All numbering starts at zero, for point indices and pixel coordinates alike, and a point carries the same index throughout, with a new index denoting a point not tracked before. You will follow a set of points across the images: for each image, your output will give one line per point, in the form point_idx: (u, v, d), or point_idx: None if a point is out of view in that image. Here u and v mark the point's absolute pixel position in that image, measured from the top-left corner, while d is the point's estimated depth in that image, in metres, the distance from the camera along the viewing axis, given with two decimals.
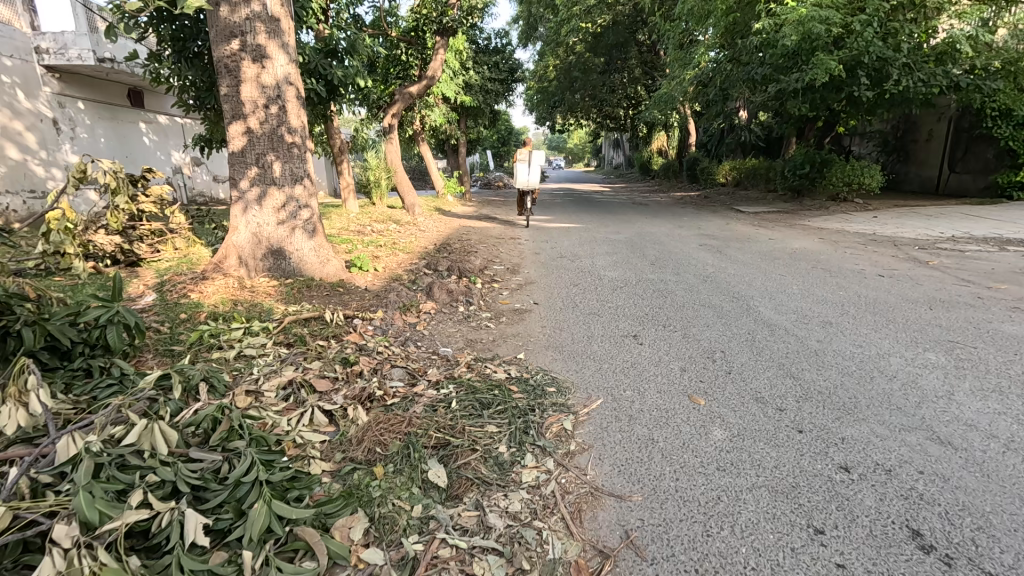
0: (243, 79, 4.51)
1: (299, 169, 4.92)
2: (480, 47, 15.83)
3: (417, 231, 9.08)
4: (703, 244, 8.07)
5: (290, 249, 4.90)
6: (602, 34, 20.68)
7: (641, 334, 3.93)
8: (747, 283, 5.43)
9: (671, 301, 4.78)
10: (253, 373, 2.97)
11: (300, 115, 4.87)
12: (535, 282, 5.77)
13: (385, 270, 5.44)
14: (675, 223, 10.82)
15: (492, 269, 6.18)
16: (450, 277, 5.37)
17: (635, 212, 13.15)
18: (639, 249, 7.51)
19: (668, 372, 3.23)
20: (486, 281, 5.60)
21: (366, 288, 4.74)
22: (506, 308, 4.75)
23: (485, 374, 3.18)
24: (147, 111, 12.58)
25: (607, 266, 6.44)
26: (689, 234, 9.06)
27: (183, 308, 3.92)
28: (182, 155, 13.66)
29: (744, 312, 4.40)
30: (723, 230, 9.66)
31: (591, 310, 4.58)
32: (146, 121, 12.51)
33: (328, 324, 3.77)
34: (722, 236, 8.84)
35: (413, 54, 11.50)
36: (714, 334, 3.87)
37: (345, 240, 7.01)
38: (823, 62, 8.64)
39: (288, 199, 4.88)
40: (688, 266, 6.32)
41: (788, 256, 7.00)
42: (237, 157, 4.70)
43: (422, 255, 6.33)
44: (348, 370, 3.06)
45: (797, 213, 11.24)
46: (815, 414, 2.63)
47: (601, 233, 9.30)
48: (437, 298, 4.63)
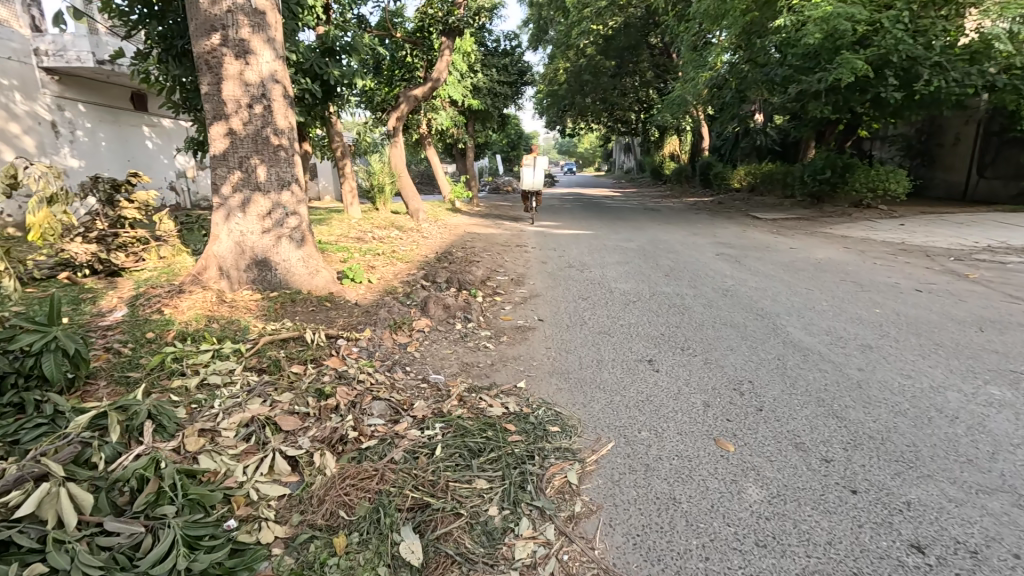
0: (225, 76, 4.19)
1: (286, 173, 4.59)
2: (489, 49, 15.54)
3: (419, 238, 8.73)
4: (720, 253, 7.62)
5: (276, 260, 4.55)
6: (613, 36, 20.28)
7: (657, 360, 3.50)
8: (771, 298, 4.99)
9: (689, 319, 4.35)
10: (212, 408, 2.61)
11: (287, 115, 4.54)
12: (541, 295, 5.37)
13: (380, 282, 5.07)
14: (689, 230, 10.36)
15: (495, 281, 5.79)
16: (448, 290, 4.99)
17: (647, 218, 12.71)
18: (652, 259, 7.09)
19: (690, 408, 2.80)
20: (488, 294, 5.21)
21: (357, 302, 4.37)
22: (508, 325, 4.36)
23: (479, 408, 2.78)
24: (150, 115, 12.40)
25: (619, 277, 6.02)
26: (705, 242, 8.60)
27: (152, 326, 3.57)
28: (187, 159, 13.41)
29: (772, 333, 3.96)
30: (740, 238, 9.19)
31: (601, 329, 4.17)
32: (149, 125, 12.33)
33: (308, 345, 3.40)
34: (740, 244, 8.38)
35: (419, 55, 11.20)
36: (740, 360, 3.43)
37: (342, 249, 6.67)
38: (849, 61, 8.20)
39: (274, 206, 4.54)
40: (706, 278, 5.88)
41: (813, 268, 6.53)
42: (219, 160, 4.37)
43: (421, 265, 5.97)
44: (321, 403, 2.67)
45: (818, 220, 10.72)
46: (868, 469, 2.20)
47: (611, 241, 8.88)
48: (432, 313, 4.25)
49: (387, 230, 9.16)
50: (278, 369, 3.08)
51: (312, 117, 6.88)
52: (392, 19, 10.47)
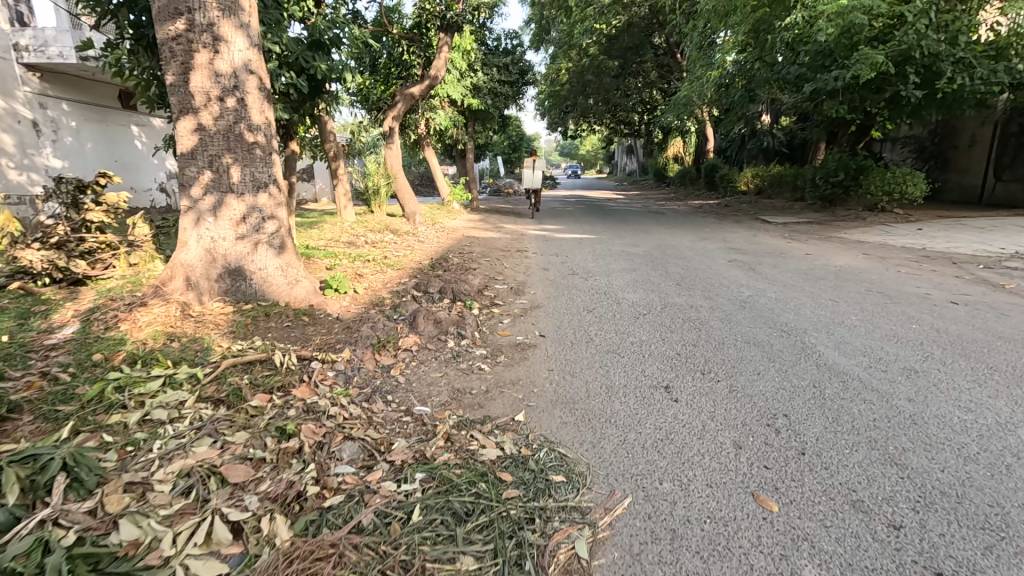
0: (192, 66, 3.78)
1: (262, 173, 4.17)
2: (489, 48, 15.18)
3: (415, 242, 8.32)
4: (732, 259, 7.19)
5: (251, 268, 4.14)
6: (616, 36, 19.89)
7: (675, 387, 3.07)
8: (794, 311, 4.56)
9: (707, 337, 3.92)
10: (150, 453, 2.18)
11: (264, 110, 4.13)
12: (542, 306, 4.95)
13: (367, 292, 4.66)
14: (697, 234, 9.94)
15: (493, 290, 5.37)
16: (442, 301, 4.58)
17: (653, 222, 12.27)
18: (660, 266, 6.67)
19: (718, 451, 2.38)
20: (484, 305, 4.79)
21: (339, 317, 3.95)
22: (506, 342, 3.94)
23: (469, 451, 2.35)
24: (140, 114, 12.03)
25: (626, 286, 5.61)
26: (715, 248, 8.17)
27: (102, 345, 3.15)
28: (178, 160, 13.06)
29: (802, 354, 3.53)
30: (752, 243, 8.76)
31: (609, 348, 3.74)
32: (138, 124, 11.95)
33: (276, 370, 2.98)
34: (752, 250, 7.94)
35: (417, 53, 10.80)
36: (770, 388, 3.00)
37: (331, 255, 6.24)
38: (867, 58, 7.81)
39: (250, 210, 4.13)
40: (720, 287, 5.45)
41: (833, 276, 6.10)
42: (187, 158, 3.96)
43: (414, 273, 5.55)
44: (281, 445, 2.25)
45: (831, 225, 10.29)
46: (950, 541, 1.78)
47: (616, 246, 8.45)
48: (421, 330, 3.82)
49: (381, 234, 8.74)
50: (237, 400, 2.66)
51: (299, 115, 6.47)
52: (388, 15, 10.08)
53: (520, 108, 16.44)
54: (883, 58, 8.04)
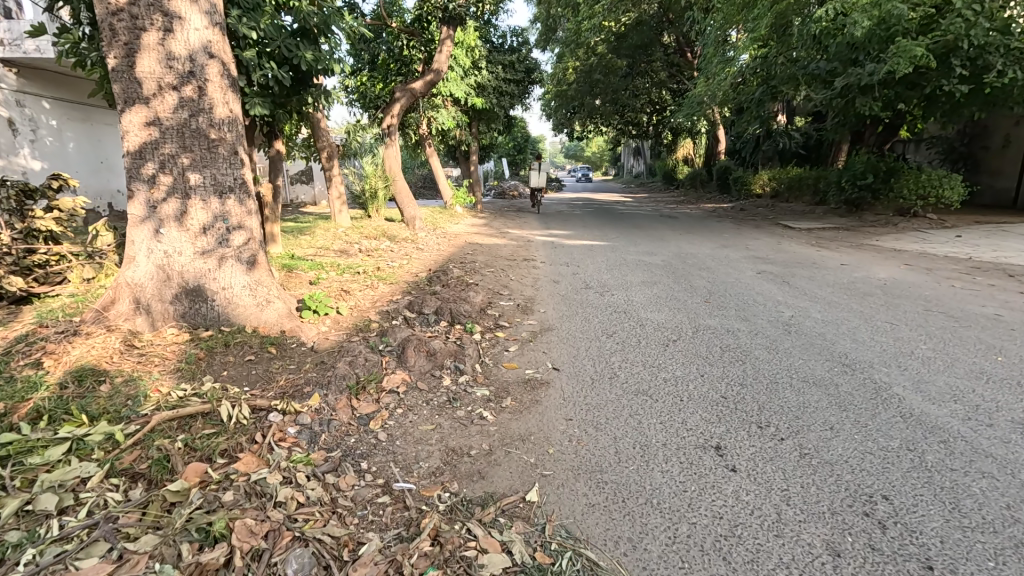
0: (140, 47, 3.13)
1: (226, 176, 3.51)
2: (495, 46, 14.57)
3: (413, 250, 7.72)
4: (761, 271, 6.50)
5: (213, 288, 3.50)
6: (625, 34, 19.24)
7: (728, 449, 2.42)
8: (851, 338, 3.89)
9: (755, 373, 3.26)
10: (10, 573, 1.54)
11: (230, 101, 3.47)
12: (554, 329, 4.30)
13: (351, 314, 4.03)
14: (717, 240, 9.27)
15: (497, 308, 4.74)
16: (438, 325, 3.95)
17: (667, 227, 11.60)
18: (683, 278, 6.01)
19: (811, 561, 1.73)
20: (488, 328, 4.14)
21: (313, 348, 3.31)
22: (513, 378, 3.29)
23: (462, 562, 1.73)
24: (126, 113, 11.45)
25: (648, 304, 4.95)
26: (740, 258, 7.47)
27: (9, 390, 2.53)
28: None
29: (878, 399, 2.87)
30: (779, 252, 8.06)
31: (638, 389, 3.09)
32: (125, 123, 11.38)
33: (222, 429, 2.33)
34: (781, 260, 7.24)
35: (417, 48, 10.19)
36: (854, 453, 2.34)
37: (318, 267, 5.61)
38: (908, 49, 7.14)
39: (214, 220, 3.48)
40: (757, 306, 4.78)
41: (881, 291, 5.41)
42: (133, 158, 3.29)
43: (409, 288, 4.92)
44: (199, 557, 1.61)
45: (861, 231, 9.58)
46: None
47: (631, 255, 7.78)
48: (412, 365, 3.17)
49: (377, 241, 8.11)
50: (159, 475, 2.01)
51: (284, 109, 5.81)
52: (387, 8, 9.47)
53: (526, 108, 15.84)
54: (925, 49, 7.37)
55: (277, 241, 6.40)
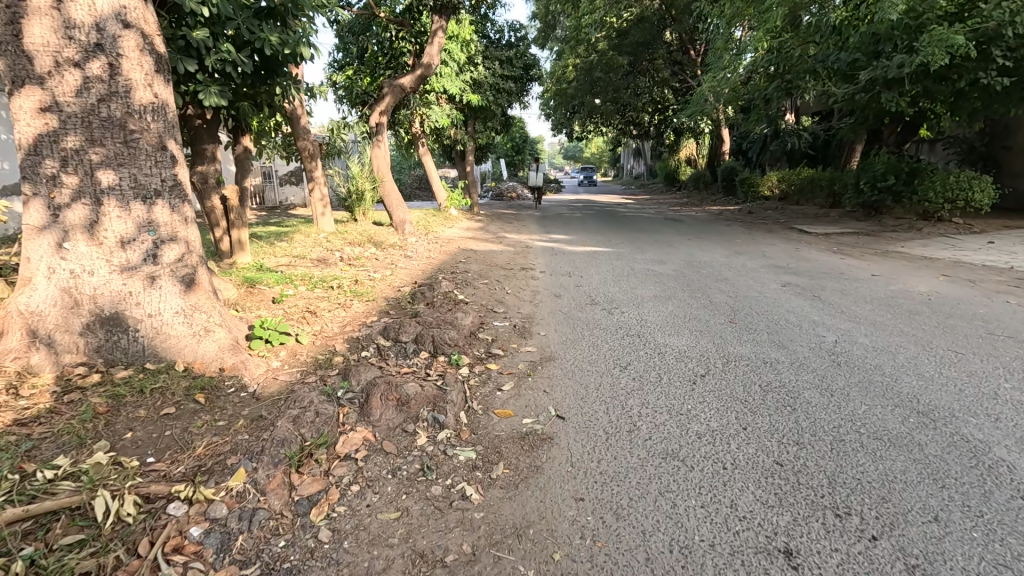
0: (27, 12, 2.45)
1: (151, 176, 2.81)
2: (491, 41, 13.93)
3: (401, 258, 7.06)
4: (786, 284, 5.83)
5: (136, 316, 2.81)
6: (627, 31, 18.67)
7: (803, 557, 1.77)
8: (917, 374, 3.22)
9: (811, 426, 2.59)
10: None
11: (154, 84, 2.78)
12: (558, 359, 3.63)
13: (314, 345, 3.35)
14: (729, 247, 8.63)
15: (490, 332, 4.06)
16: (417, 357, 3.28)
17: (673, 231, 10.96)
18: (701, 293, 5.33)
19: None
20: (477, 360, 3.45)
21: (254, 395, 2.62)
22: (507, 432, 2.61)
23: None
24: None
25: (665, 326, 4.28)
26: (759, 267, 6.80)
27: None
28: None
29: (982, 469, 2.21)
30: (801, 260, 7.39)
31: (668, 451, 2.41)
32: None
33: (92, 535, 1.66)
34: (805, 270, 6.57)
35: (407, 40, 9.51)
36: (982, 568, 1.69)
37: (287, 280, 4.91)
38: (944, 37, 6.50)
39: (135, 231, 2.79)
40: (792, 329, 4.11)
41: (928, 308, 4.76)
42: (24, 153, 2.59)
43: (388, 308, 4.24)
44: None
45: (883, 237, 8.93)
46: None
47: (638, 263, 7.11)
48: (377, 419, 2.49)
49: (361, 248, 7.42)
50: None
51: (249, 100, 5.13)
52: None
53: (524, 106, 15.21)
54: (962, 38, 6.73)
55: (245, 250, 5.73)
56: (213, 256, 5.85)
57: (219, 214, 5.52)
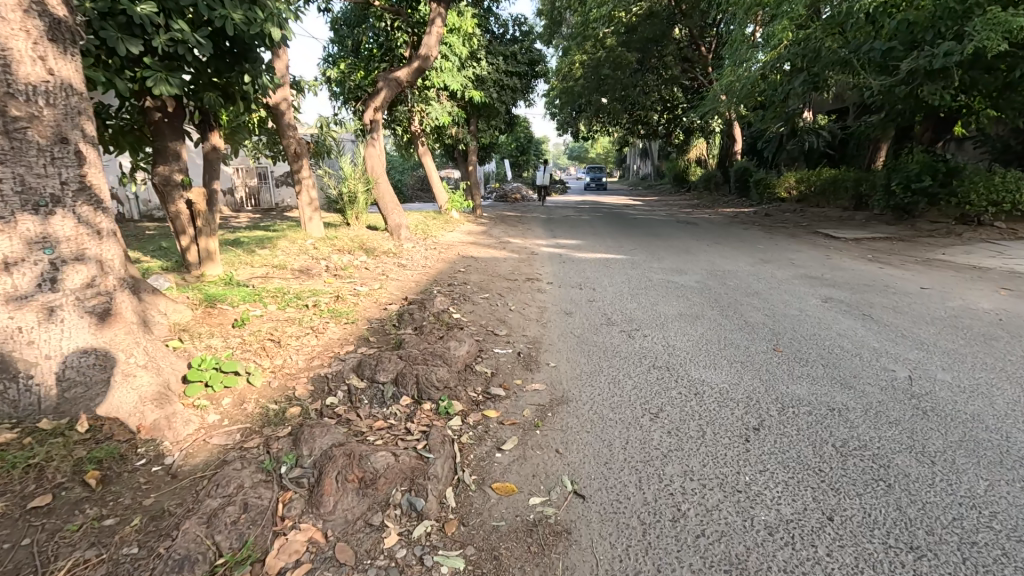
0: None
1: (43, 176, 2.15)
2: (495, 36, 13.30)
3: (393, 268, 6.40)
4: (828, 298, 5.13)
5: (30, 360, 2.14)
6: (636, 25, 17.58)
7: None
8: None
9: (921, 515, 1.92)
10: None
11: (46, 54, 2.13)
12: (573, 401, 2.95)
13: (267, 390, 2.67)
14: (751, 253, 7.95)
15: (490, 364, 3.40)
16: (395, 406, 2.62)
17: (687, 235, 10.30)
18: (733, 312, 4.65)
19: None
20: (473, 405, 2.77)
21: (170, 471, 1.97)
22: (509, 522, 1.93)
23: None
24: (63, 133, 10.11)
25: (697, 356, 3.60)
26: (791, 278, 6.11)
27: None
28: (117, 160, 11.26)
29: None
30: (835, 269, 6.69)
31: (734, 560, 1.75)
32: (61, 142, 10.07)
33: None
34: (845, 282, 5.87)
35: (403, 30, 8.85)
36: None
37: (256, 297, 4.26)
38: (1002, 19, 5.78)
39: (25, 250, 2.12)
40: (852, 362, 3.42)
41: (1006, 332, 4.04)
42: None
43: (368, 333, 3.57)
44: None
45: (919, 243, 8.21)
46: None
47: (656, 273, 6.45)
48: (331, 510, 1.82)
49: (350, 256, 6.78)
50: None
51: (216, 89, 4.46)
52: None
53: (529, 103, 14.60)
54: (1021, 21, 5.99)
55: (215, 261, 5.05)
56: (181, 268, 5.18)
57: (185, 220, 4.85)
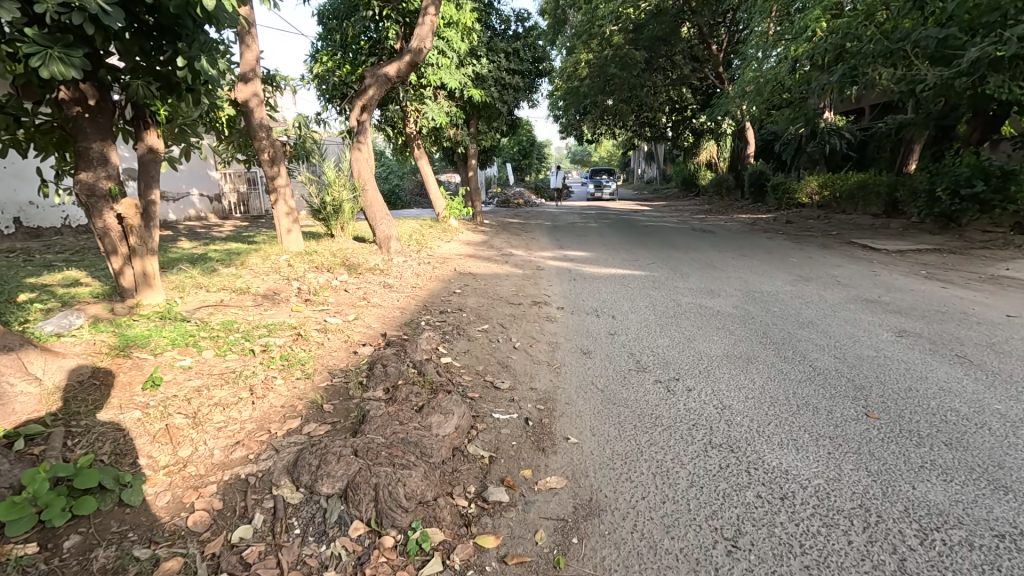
0: None
1: None
2: (498, 31, 12.44)
3: (378, 289, 5.50)
4: (901, 332, 4.21)
5: None
6: (644, 23, 16.38)
7: None
8: None
9: None
10: None
11: None
12: (608, 516, 2.02)
13: (142, 515, 1.75)
14: (785, 268, 7.04)
15: (487, 443, 2.48)
16: (338, 544, 1.71)
17: (707, 246, 9.40)
18: (792, 353, 3.72)
19: None
20: (460, 530, 1.86)
21: None
22: None
23: None
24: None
25: (766, 426, 2.68)
26: (844, 302, 5.17)
27: None
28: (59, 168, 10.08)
29: None
30: (890, 289, 5.77)
31: None
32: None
33: None
34: (911, 307, 4.94)
35: (393, 20, 7.96)
36: None
37: (191, 339, 3.34)
38: None
39: None
40: (985, 441, 2.49)
41: None
42: None
43: (325, 398, 2.66)
44: None
45: (974, 256, 7.30)
46: None
47: (683, 294, 5.55)
48: None
49: (330, 275, 5.88)
50: None
51: (151, 78, 3.62)
52: None
53: (533, 103, 13.79)
54: None
55: (154, 287, 4.17)
56: (114, 294, 4.29)
57: (114, 238, 3.97)
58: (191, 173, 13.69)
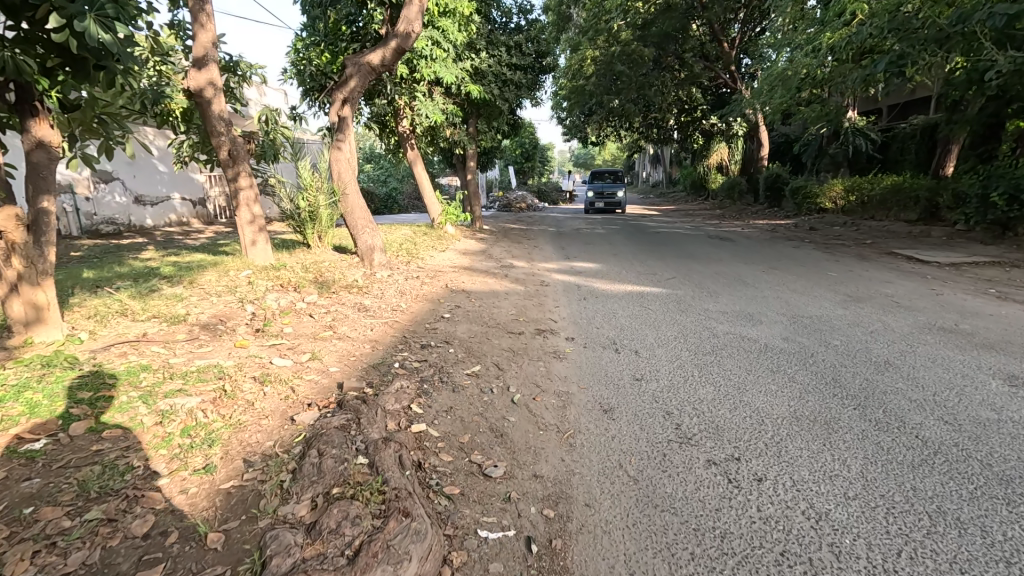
0: None
1: None
2: (497, 24, 11.55)
3: (351, 314, 4.57)
4: (1013, 378, 3.26)
5: None
6: (651, 22, 15.80)
7: None
8: None
9: None
10: None
11: None
12: None
13: None
14: (829, 285, 6.09)
15: None
16: None
17: (730, 256, 8.46)
18: (886, 416, 2.77)
19: None
20: None
21: None
22: None
23: None
24: None
25: (896, 563, 1.75)
26: (918, 332, 4.23)
27: None
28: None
29: None
30: (966, 313, 4.82)
31: None
32: None
33: None
34: (1007, 341, 3.99)
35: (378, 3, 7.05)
36: None
37: (63, 404, 2.41)
38: None
39: None
40: None
41: None
42: None
43: (216, 519, 1.73)
44: None
45: None
46: None
47: (717, 321, 4.60)
48: None
49: (295, 295, 4.95)
50: None
51: (54, 54, 2.76)
52: None
53: (537, 102, 12.90)
54: None
55: (49, 321, 3.21)
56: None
57: None
58: (173, 177, 12.82)
